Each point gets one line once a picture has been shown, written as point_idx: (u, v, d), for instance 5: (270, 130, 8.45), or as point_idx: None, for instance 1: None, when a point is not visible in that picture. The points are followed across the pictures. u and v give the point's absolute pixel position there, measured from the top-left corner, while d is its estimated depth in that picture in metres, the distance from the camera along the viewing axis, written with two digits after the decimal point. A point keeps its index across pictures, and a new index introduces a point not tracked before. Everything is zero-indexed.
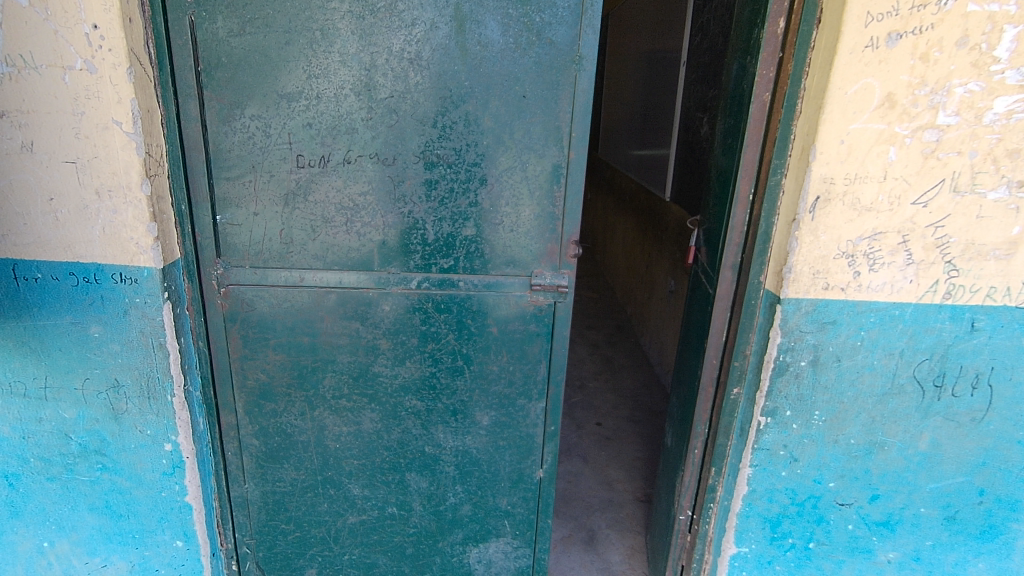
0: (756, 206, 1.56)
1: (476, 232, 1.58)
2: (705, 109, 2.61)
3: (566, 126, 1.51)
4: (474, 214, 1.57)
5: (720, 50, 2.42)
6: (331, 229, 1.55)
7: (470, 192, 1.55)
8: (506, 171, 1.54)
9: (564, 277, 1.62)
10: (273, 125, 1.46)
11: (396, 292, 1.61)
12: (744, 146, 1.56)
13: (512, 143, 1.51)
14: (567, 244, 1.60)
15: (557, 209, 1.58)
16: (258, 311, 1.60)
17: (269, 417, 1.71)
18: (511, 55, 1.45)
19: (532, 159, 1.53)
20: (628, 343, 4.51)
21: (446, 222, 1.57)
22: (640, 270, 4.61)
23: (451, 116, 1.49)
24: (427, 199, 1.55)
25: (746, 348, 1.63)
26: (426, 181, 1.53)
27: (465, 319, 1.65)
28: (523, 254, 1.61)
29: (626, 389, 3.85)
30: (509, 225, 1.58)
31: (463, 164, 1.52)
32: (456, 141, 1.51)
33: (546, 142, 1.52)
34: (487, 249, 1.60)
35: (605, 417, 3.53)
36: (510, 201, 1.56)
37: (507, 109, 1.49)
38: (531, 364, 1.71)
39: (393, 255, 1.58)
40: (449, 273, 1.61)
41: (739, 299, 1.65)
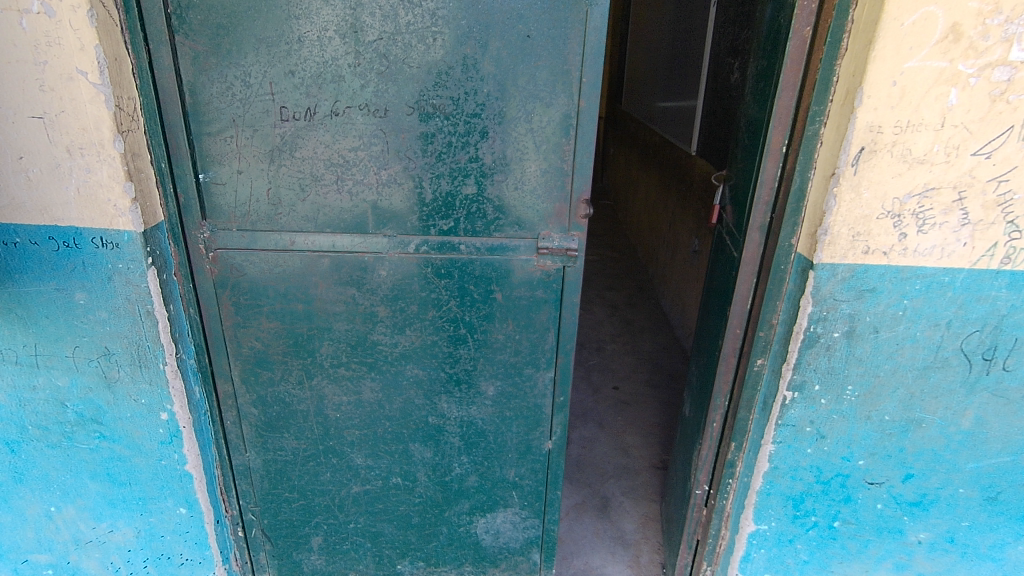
0: (790, 159, 1.39)
1: (478, 191, 1.45)
2: (738, 53, 2.38)
3: (576, 70, 1.35)
4: (476, 171, 1.43)
5: None
6: (321, 188, 1.44)
7: (471, 146, 1.41)
8: (511, 122, 1.39)
9: (574, 240, 1.50)
10: (253, 73, 1.33)
11: (393, 257, 1.51)
12: (779, 90, 1.37)
13: (517, 89, 1.36)
14: (578, 204, 1.47)
15: (566, 165, 1.44)
16: (248, 277, 1.52)
17: (267, 386, 1.64)
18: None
19: (538, 108, 1.38)
20: (649, 305, 4.37)
21: (445, 179, 1.44)
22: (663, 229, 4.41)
23: (446, 59, 1.33)
24: (422, 155, 1.41)
25: (773, 317, 1.49)
26: (421, 134, 1.39)
27: (468, 285, 1.54)
28: (531, 215, 1.48)
29: (645, 353, 3.74)
30: (515, 183, 1.45)
31: (462, 115, 1.38)
32: (454, 89, 1.36)
33: (555, 89, 1.37)
34: (491, 209, 1.47)
35: (622, 381, 3.44)
36: (515, 156, 1.42)
37: (510, 51, 1.33)
38: (539, 332, 1.61)
39: (390, 216, 1.47)
40: (450, 235, 1.49)
41: (767, 263, 1.50)
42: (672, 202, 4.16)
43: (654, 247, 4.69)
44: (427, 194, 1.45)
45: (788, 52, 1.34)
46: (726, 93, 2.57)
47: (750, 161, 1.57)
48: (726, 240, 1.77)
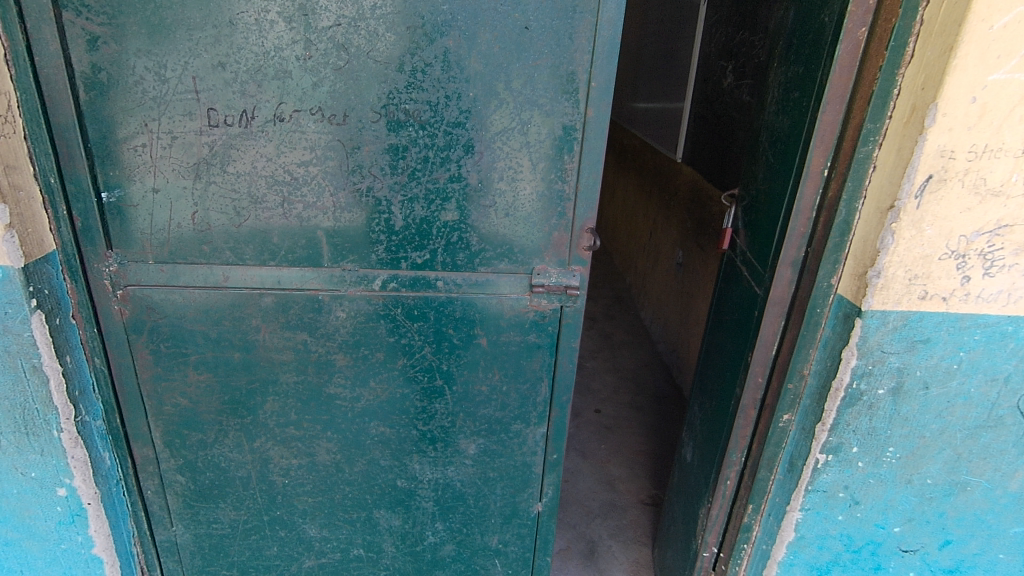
0: (834, 185, 1.16)
1: (460, 217, 1.19)
2: (734, 56, 2.17)
3: (583, 71, 1.10)
4: (458, 193, 1.16)
5: None
6: (263, 212, 1.14)
7: (451, 163, 1.14)
8: (503, 134, 1.12)
9: (576, 277, 1.25)
10: (169, 64, 1.03)
11: (354, 296, 1.23)
12: (824, 102, 1.14)
13: (511, 92, 1.10)
14: (581, 235, 1.22)
15: (567, 187, 1.18)
16: (170, 320, 1.21)
17: (197, 450, 1.34)
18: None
19: (535, 117, 1.12)
20: (628, 317, 4.16)
21: (419, 202, 1.16)
22: (642, 237, 4.22)
23: (423, 52, 1.06)
24: (390, 173, 1.13)
25: (805, 368, 1.27)
26: (389, 147, 1.11)
27: (446, 329, 1.28)
28: (524, 246, 1.22)
29: (627, 370, 3.51)
30: (505, 209, 1.19)
31: (442, 123, 1.11)
32: (432, 91, 1.08)
33: (557, 94, 1.11)
34: (476, 239, 1.21)
35: (604, 403, 3.20)
36: (506, 176, 1.16)
37: (503, 45, 1.07)
38: (530, 382, 1.36)
39: (350, 246, 1.18)
40: (425, 269, 1.22)
41: (799, 305, 1.27)
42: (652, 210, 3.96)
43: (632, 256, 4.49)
44: (397, 220, 1.17)
45: (838, 56, 1.11)
46: (718, 98, 2.36)
47: (775, 185, 1.34)
48: (739, 270, 1.55)
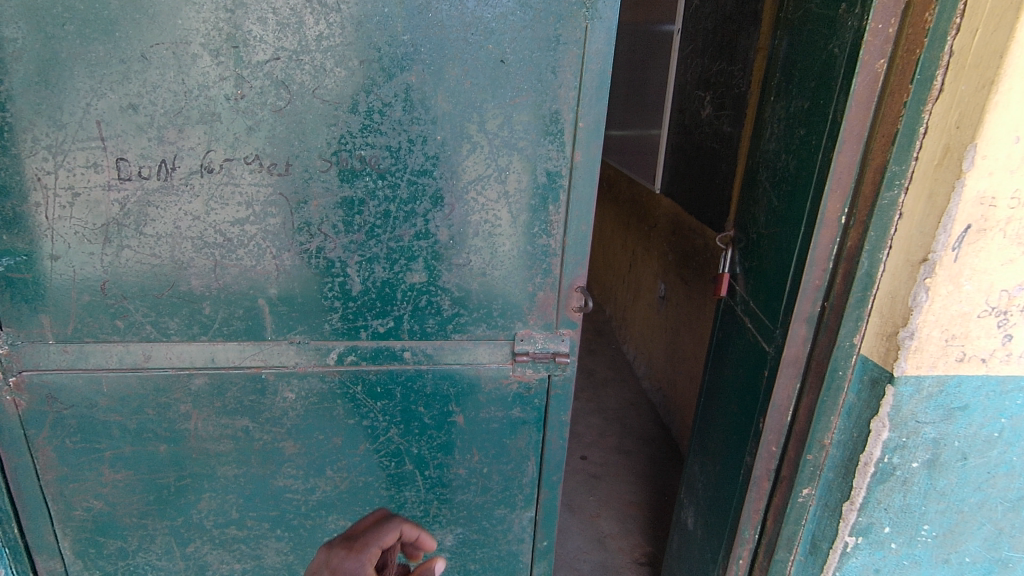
0: (854, 233, 1.03)
1: (429, 278, 1.02)
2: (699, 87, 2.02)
3: (569, 110, 0.95)
4: (426, 251, 1.00)
5: (728, 13, 1.83)
6: (189, 279, 0.95)
7: (417, 216, 0.97)
8: (477, 183, 0.96)
9: (564, 342, 1.08)
10: (67, 107, 0.84)
11: (305, 373, 1.04)
12: (839, 141, 1.01)
13: (485, 135, 0.94)
14: (570, 294, 1.05)
15: (553, 241, 1.02)
16: (77, 410, 1.00)
17: (116, 560, 1.11)
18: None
19: (514, 163, 0.96)
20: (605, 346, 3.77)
21: (380, 263, 0.99)
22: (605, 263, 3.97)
23: (379, 89, 0.89)
24: (344, 230, 0.96)
25: (826, 437, 1.12)
26: (341, 200, 0.94)
27: (415, 406, 1.09)
28: (504, 310, 1.05)
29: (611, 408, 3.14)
30: (482, 268, 1.02)
31: (404, 172, 0.94)
32: (392, 135, 0.92)
33: (539, 136, 0.95)
34: (447, 303, 1.04)
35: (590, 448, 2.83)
36: (481, 231, 0.99)
37: (475, 81, 0.91)
38: (514, 462, 1.17)
39: (299, 315, 1.00)
40: (389, 338, 1.04)
41: (816, 366, 1.11)
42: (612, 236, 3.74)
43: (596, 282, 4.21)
44: (354, 284, 1.00)
45: (855, 91, 0.98)
46: (677, 131, 2.18)
47: (780, 231, 1.20)
48: (740, 321, 1.40)
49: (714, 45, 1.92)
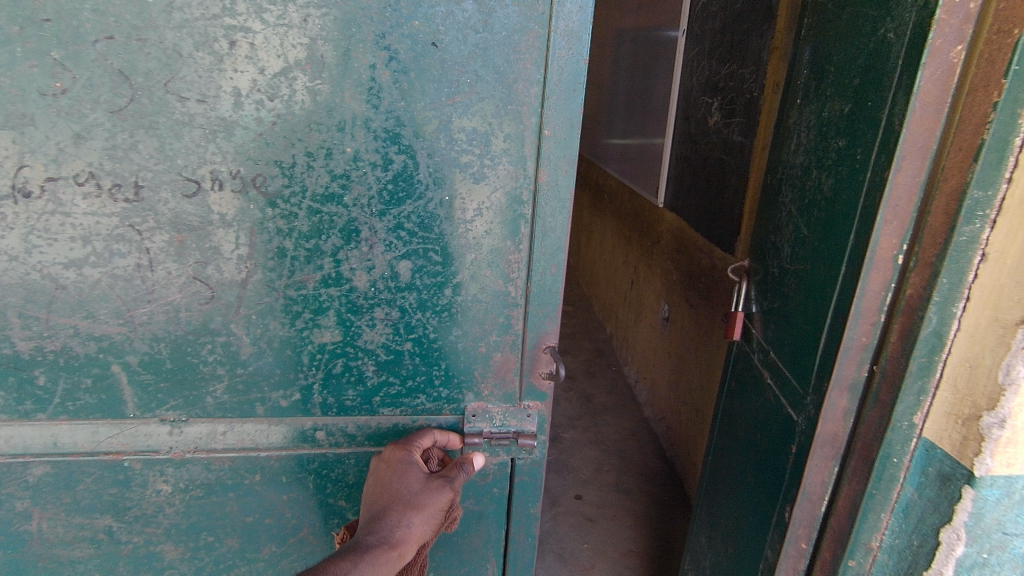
0: (915, 277, 0.75)
1: (345, 336, 0.76)
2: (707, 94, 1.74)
3: (530, 112, 0.70)
4: (338, 302, 0.74)
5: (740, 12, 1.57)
6: (15, 339, 0.69)
7: (324, 256, 0.72)
8: (407, 212, 0.71)
9: (530, 418, 0.85)
10: None
11: (185, 462, 0.78)
12: (895, 156, 0.75)
13: (416, 146, 0.69)
14: (537, 358, 0.81)
15: (512, 288, 0.77)
16: None
17: None
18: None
19: (457, 184, 0.71)
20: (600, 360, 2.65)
21: (276, 317, 0.73)
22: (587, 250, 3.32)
23: (259, 84, 0.64)
24: (222, 274, 0.70)
25: (874, 540, 0.82)
26: (214, 234, 0.68)
27: (337, 501, 0.85)
28: (450, 375, 0.81)
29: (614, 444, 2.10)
30: (419, 322, 0.77)
31: (304, 198, 0.69)
32: (281, 148, 0.66)
33: (491, 149, 0.70)
34: (372, 368, 0.79)
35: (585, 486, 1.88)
36: (417, 274, 0.74)
37: (397, 73, 0.66)
38: (471, 562, 0.92)
39: (170, 386, 0.74)
40: (297, 415, 0.80)
41: (860, 449, 0.83)
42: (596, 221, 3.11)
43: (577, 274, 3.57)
44: (242, 345, 0.74)
45: (919, 87, 0.72)
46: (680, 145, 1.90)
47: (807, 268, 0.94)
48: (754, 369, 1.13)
49: (723, 47, 1.65)
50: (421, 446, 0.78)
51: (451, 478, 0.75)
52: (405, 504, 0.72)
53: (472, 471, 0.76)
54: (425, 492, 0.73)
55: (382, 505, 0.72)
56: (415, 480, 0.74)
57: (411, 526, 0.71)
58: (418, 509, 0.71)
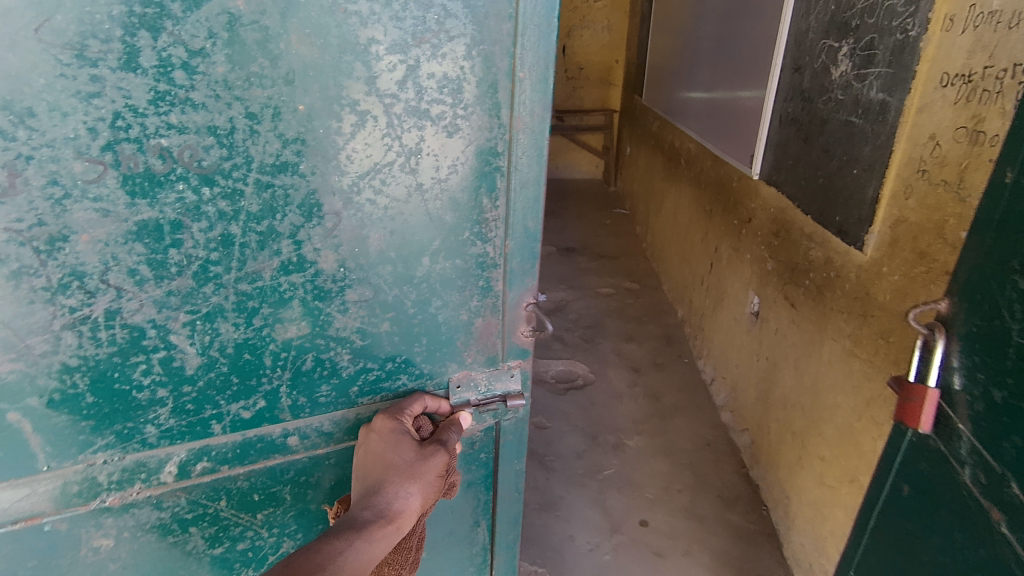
0: None
1: (315, 328, 0.57)
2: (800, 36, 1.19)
3: (503, 53, 0.51)
4: (304, 291, 0.55)
5: None
6: None
7: (281, 238, 0.52)
8: (373, 177, 0.52)
9: (515, 378, 0.69)
10: None
11: (126, 508, 0.57)
12: None
13: (377, 99, 0.49)
14: (516, 318, 0.65)
15: (491, 249, 0.59)
16: None
17: None
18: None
19: (429, 132, 0.52)
20: (657, 319, 2.17)
21: (226, 317, 0.53)
22: (653, 194, 2.77)
23: (176, 28, 0.42)
24: (156, 286, 0.49)
25: None
26: (136, 227, 0.47)
27: (318, 505, 0.68)
28: (434, 349, 0.63)
29: (675, 414, 1.64)
30: (396, 299, 0.58)
31: (247, 163, 0.48)
32: (215, 109, 0.45)
33: (463, 98, 0.51)
34: (348, 357, 0.60)
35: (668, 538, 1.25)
36: (392, 245, 0.55)
37: (355, 13, 0.46)
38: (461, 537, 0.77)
39: (95, 423, 0.52)
40: (262, 425, 0.60)
41: None
42: (662, 169, 2.60)
43: (638, 223, 3.05)
44: (187, 358, 0.53)
45: None
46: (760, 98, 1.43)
47: (950, 294, 0.62)
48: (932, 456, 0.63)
49: None
50: (413, 413, 0.62)
51: (445, 443, 0.61)
52: (399, 474, 0.57)
53: (457, 434, 0.63)
54: (422, 459, 0.59)
55: (370, 478, 0.57)
56: (408, 448, 0.59)
57: (410, 498, 0.56)
58: (416, 479, 0.57)
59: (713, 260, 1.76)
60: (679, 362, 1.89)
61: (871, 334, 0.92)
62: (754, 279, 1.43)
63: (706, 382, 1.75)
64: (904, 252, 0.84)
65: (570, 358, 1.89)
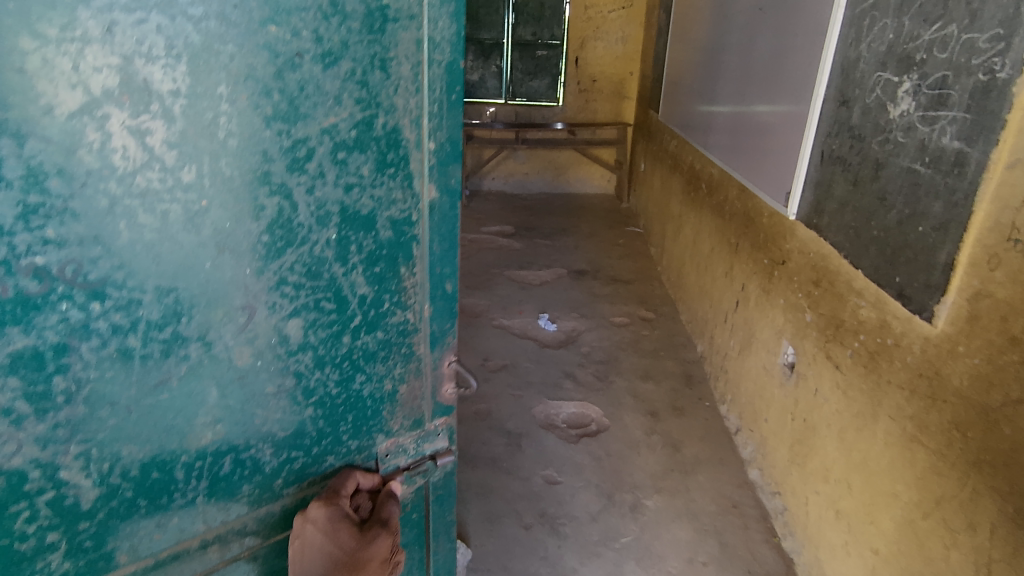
0: None
1: (233, 428, 0.52)
2: (849, 66, 1.06)
3: (412, 125, 0.52)
4: (218, 391, 0.49)
5: None
6: None
7: (192, 341, 0.47)
8: (287, 265, 0.49)
9: (441, 436, 0.69)
10: None
11: None
12: None
13: (286, 189, 0.47)
14: (439, 377, 0.65)
15: (412, 314, 0.60)
16: None
17: None
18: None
19: (335, 213, 0.50)
20: (676, 354, 2.04)
21: (128, 439, 0.46)
22: (669, 215, 2.64)
23: (46, 134, 0.37)
24: (39, 422, 0.41)
25: None
26: (8, 359, 0.39)
27: None
28: (360, 423, 0.61)
29: (698, 468, 1.50)
30: (319, 381, 0.55)
31: (143, 272, 0.43)
32: (104, 216, 0.40)
33: (371, 175, 0.51)
34: (270, 450, 0.55)
35: None
36: (310, 329, 0.53)
37: (259, 104, 0.44)
38: None
39: None
40: (176, 537, 0.51)
41: None
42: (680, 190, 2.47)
43: (654, 243, 2.91)
44: (83, 492, 0.45)
45: None
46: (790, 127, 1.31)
47: None
48: None
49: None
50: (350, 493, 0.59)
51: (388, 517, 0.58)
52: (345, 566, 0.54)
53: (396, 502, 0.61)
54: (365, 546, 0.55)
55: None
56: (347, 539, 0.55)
57: None
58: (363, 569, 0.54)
59: (740, 298, 1.64)
60: (700, 405, 1.76)
61: (941, 422, 0.80)
62: (788, 328, 1.30)
63: (731, 431, 1.62)
64: (988, 331, 0.71)
65: (583, 400, 1.76)
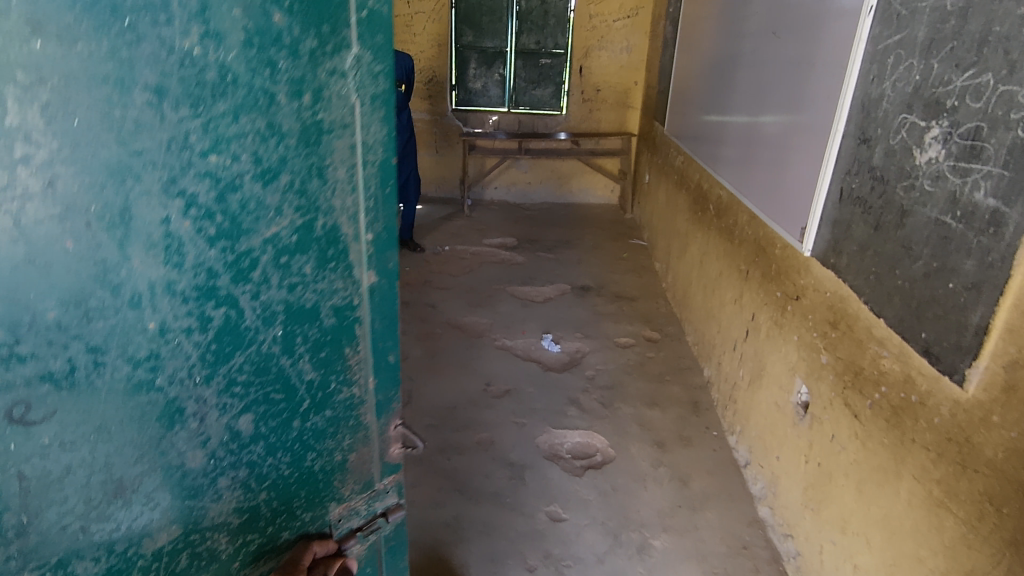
0: None
1: (187, 524, 0.54)
2: (870, 102, 1.02)
3: (349, 221, 0.56)
4: (172, 494, 0.52)
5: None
6: None
7: (146, 452, 0.49)
8: (235, 366, 0.52)
9: (390, 493, 0.71)
10: None
11: None
12: None
13: (234, 299, 0.50)
14: (386, 440, 0.69)
15: (357, 389, 0.63)
16: None
17: None
18: (145, 5, 0.40)
19: (278, 315, 0.54)
20: (683, 378, 2.00)
21: (84, 555, 0.48)
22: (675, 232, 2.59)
23: None
24: None
25: None
26: None
27: None
28: (314, 496, 0.64)
29: (708, 505, 1.46)
30: (273, 466, 0.59)
31: (89, 401, 0.45)
32: (49, 354, 0.42)
33: (311, 272, 0.54)
34: (225, 538, 0.57)
35: None
36: (261, 420, 0.56)
37: (206, 225, 0.47)
38: None
39: None
40: None
41: None
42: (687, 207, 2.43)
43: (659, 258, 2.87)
44: None
45: None
46: (803, 161, 1.27)
47: None
48: None
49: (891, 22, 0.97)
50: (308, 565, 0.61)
51: None
52: None
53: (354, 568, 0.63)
54: None
55: None
56: None
57: None
58: None
59: (750, 327, 1.59)
60: (707, 435, 1.71)
61: (970, 492, 0.76)
62: (802, 366, 1.26)
63: (741, 464, 1.58)
64: None
65: (588, 429, 1.71)
